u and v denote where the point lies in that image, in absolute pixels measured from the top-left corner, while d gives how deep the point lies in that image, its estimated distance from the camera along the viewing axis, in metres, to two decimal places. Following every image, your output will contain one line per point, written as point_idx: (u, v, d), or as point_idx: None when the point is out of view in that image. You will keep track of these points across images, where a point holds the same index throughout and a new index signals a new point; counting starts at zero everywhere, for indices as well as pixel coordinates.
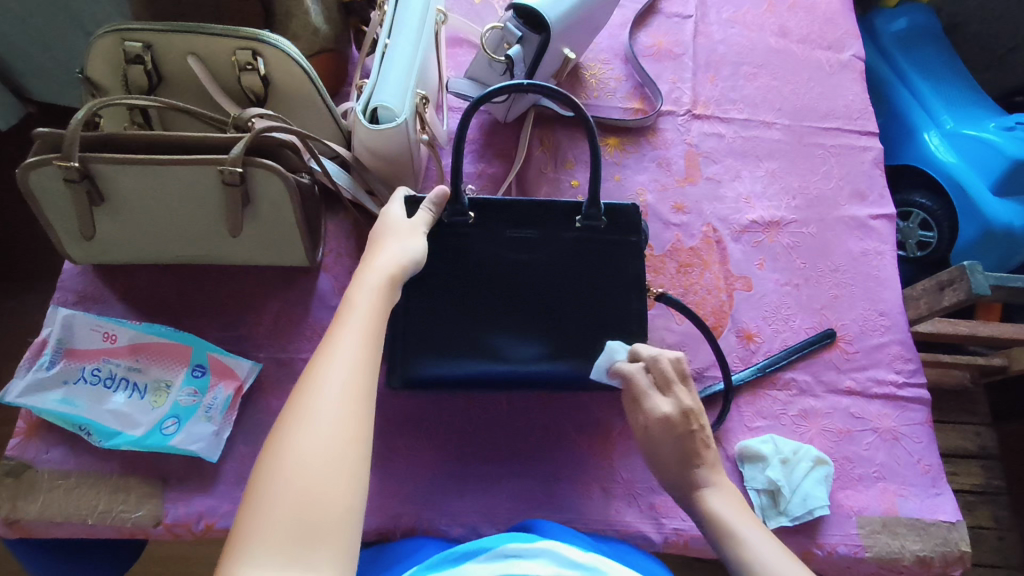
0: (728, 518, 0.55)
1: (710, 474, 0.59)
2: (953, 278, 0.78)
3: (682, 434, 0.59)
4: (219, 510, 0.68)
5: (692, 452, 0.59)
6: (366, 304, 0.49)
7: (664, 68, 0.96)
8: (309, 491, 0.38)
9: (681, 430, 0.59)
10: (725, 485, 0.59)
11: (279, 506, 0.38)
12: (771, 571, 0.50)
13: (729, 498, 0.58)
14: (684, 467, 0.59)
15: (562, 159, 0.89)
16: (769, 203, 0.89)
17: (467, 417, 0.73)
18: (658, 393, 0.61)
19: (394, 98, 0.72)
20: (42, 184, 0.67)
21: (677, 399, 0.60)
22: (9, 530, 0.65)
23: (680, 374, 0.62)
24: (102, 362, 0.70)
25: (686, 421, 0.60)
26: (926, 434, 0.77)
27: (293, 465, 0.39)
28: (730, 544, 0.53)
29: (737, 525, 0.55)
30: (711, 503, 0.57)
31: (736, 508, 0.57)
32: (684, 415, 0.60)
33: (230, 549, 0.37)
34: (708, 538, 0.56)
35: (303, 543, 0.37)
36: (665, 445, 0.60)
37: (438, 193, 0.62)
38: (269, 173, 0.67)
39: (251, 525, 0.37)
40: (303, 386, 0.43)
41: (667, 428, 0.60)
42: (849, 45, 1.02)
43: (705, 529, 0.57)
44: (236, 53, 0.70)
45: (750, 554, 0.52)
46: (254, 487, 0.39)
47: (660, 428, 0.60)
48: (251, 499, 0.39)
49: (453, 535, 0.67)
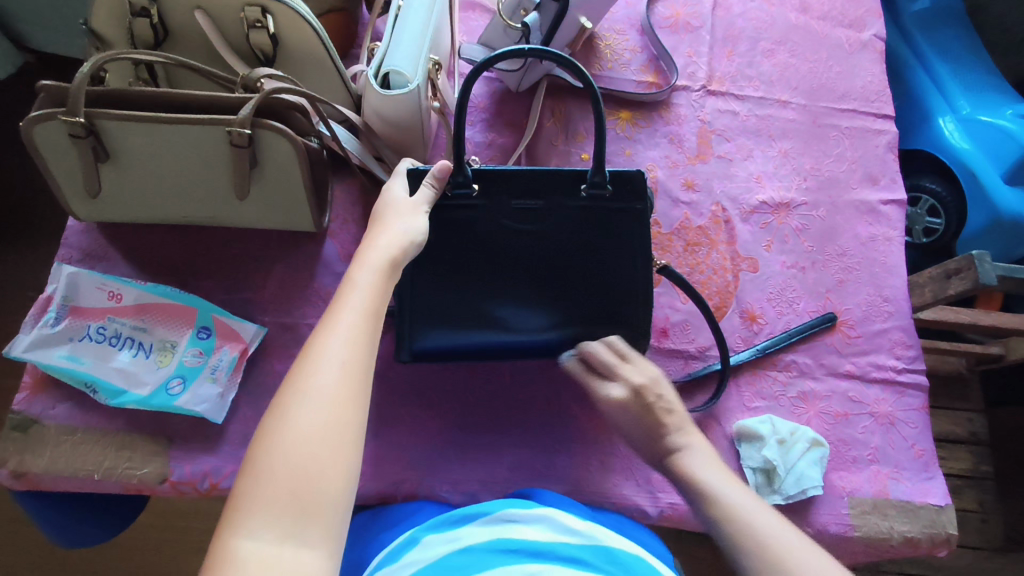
0: (710, 480, 0.50)
1: (685, 435, 0.55)
2: (961, 266, 0.78)
3: (641, 410, 0.57)
4: (224, 470, 0.69)
5: (653, 424, 0.56)
6: (367, 284, 0.48)
7: (681, 41, 0.94)
8: (305, 470, 0.39)
9: (641, 407, 0.57)
10: (699, 443, 0.54)
11: (275, 483, 0.38)
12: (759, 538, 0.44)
13: (703, 456, 0.52)
14: (653, 439, 0.56)
15: (573, 131, 0.87)
16: (779, 184, 0.88)
17: (471, 388, 0.74)
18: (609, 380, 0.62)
19: (406, 63, 0.70)
20: (46, 139, 0.66)
21: (627, 379, 0.60)
22: (17, 481, 0.66)
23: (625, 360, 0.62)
24: (108, 321, 0.70)
25: (640, 397, 0.58)
26: (922, 419, 0.78)
27: (290, 443, 0.39)
28: (713, 513, 0.47)
29: (722, 491, 0.48)
30: (684, 463, 0.53)
31: (715, 470, 0.51)
32: (636, 393, 0.58)
33: (225, 521, 0.37)
34: (691, 503, 0.50)
35: (298, 521, 0.37)
36: (632, 427, 0.58)
37: (441, 168, 0.61)
38: (277, 135, 0.66)
39: (246, 498, 0.38)
40: (301, 364, 0.43)
41: (626, 408, 0.58)
42: (871, 23, 0.99)
43: (681, 489, 0.52)
44: (245, 9, 0.68)
45: (725, 508, 0.47)
46: (249, 460, 0.39)
47: (620, 412, 0.59)
48: (246, 472, 0.39)
49: (452, 502, 0.68)
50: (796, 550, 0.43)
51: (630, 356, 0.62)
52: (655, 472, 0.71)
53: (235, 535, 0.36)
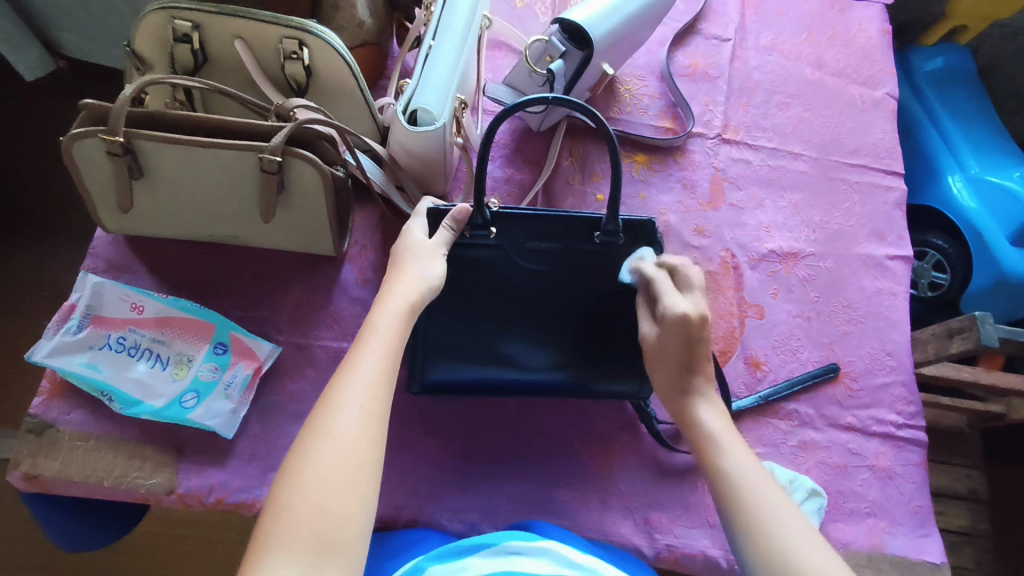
0: (714, 431, 0.58)
1: (707, 386, 0.62)
2: (964, 326, 0.80)
3: (693, 336, 0.60)
4: (230, 485, 0.70)
5: (694, 360, 0.61)
6: (387, 329, 0.54)
7: (699, 89, 0.97)
8: (325, 509, 0.43)
9: (690, 332, 0.60)
10: (715, 400, 0.61)
11: (299, 520, 0.43)
12: (758, 497, 0.52)
13: (718, 413, 0.60)
14: (684, 373, 0.61)
15: (590, 171, 0.90)
16: (788, 234, 0.90)
17: (476, 418, 0.75)
18: (674, 292, 0.61)
19: (435, 102, 0.74)
20: (85, 154, 0.68)
21: (695, 303, 0.60)
22: (28, 484, 0.68)
23: (700, 288, 0.62)
24: (128, 331, 0.72)
25: (700, 325, 0.59)
26: (920, 475, 0.79)
27: (313, 481, 0.44)
28: (715, 467, 0.56)
29: (729, 452, 0.56)
30: (703, 414, 0.60)
31: (725, 430, 0.58)
32: (701, 318, 0.59)
33: (251, 554, 0.42)
34: (691, 441, 0.59)
35: (318, 556, 0.42)
36: (671, 348, 0.61)
37: (460, 211, 0.64)
38: (306, 164, 0.68)
39: (272, 533, 0.42)
40: (323, 407, 0.48)
41: (679, 325, 0.59)
42: (884, 82, 1.02)
43: (689, 429, 0.60)
44: (283, 42, 0.71)
45: (727, 456, 0.56)
46: (275, 497, 0.44)
47: (673, 325, 0.60)
48: (272, 509, 0.44)
49: (452, 530, 0.69)
50: (778, 513, 0.51)
51: (695, 285, 0.62)
52: (653, 512, 0.72)
53: (261, 566, 0.41)
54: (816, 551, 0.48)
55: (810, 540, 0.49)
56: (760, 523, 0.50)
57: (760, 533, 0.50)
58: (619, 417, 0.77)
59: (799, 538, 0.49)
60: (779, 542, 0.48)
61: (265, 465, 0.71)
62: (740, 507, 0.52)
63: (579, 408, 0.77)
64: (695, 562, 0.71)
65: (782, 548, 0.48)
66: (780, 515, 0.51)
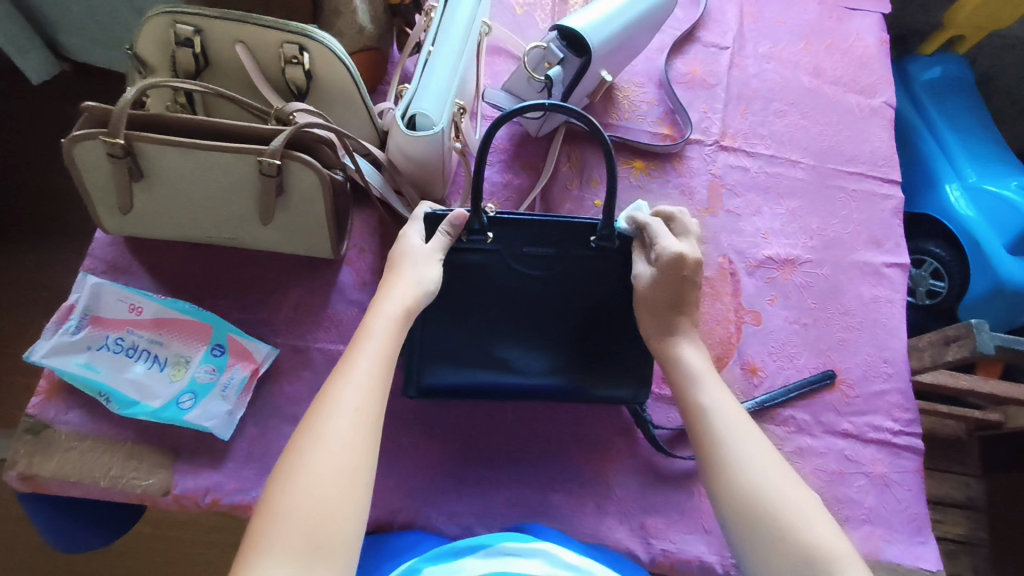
0: (695, 369, 0.62)
1: (690, 328, 0.65)
2: (960, 334, 0.80)
3: (685, 276, 0.63)
4: (226, 487, 0.70)
5: (683, 302, 0.65)
6: (382, 334, 0.55)
7: (697, 96, 0.98)
8: (318, 513, 0.44)
9: (684, 272, 0.63)
10: (697, 341, 0.65)
11: (292, 524, 0.43)
12: (734, 432, 0.56)
13: (699, 352, 0.64)
14: (671, 310, 0.65)
15: (588, 177, 0.90)
16: (786, 241, 0.90)
17: (473, 422, 0.75)
18: (669, 236, 0.65)
19: (434, 106, 0.74)
20: (86, 156, 0.69)
21: (689, 247, 0.65)
22: (23, 484, 0.68)
23: (694, 235, 0.67)
24: (126, 332, 0.73)
25: (694, 267, 0.64)
26: (917, 483, 0.79)
27: (307, 485, 0.44)
28: (695, 400, 0.60)
29: (708, 388, 0.60)
30: (685, 354, 0.64)
31: (705, 369, 0.63)
32: (696, 262, 0.64)
33: (245, 557, 0.42)
34: (672, 376, 0.63)
35: (310, 559, 0.42)
36: (663, 288, 0.64)
37: (458, 215, 0.64)
38: (305, 167, 0.69)
39: (265, 537, 0.42)
40: (318, 411, 0.49)
41: (674, 265, 0.63)
42: (882, 91, 1.02)
43: (670, 366, 0.63)
44: (283, 46, 0.71)
45: (706, 392, 0.60)
46: (268, 501, 0.44)
47: (668, 264, 0.63)
48: (266, 513, 0.44)
49: (448, 534, 0.69)
50: (750, 448, 0.55)
51: (687, 232, 0.67)
52: (649, 518, 0.72)
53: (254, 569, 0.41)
54: (783, 480, 0.53)
55: (777, 469, 0.53)
56: (735, 454, 0.55)
57: (733, 463, 0.54)
58: (615, 421, 0.77)
59: (768, 467, 0.53)
60: (749, 470, 0.53)
61: (261, 467, 0.71)
62: (717, 442, 0.56)
63: (575, 412, 0.77)
64: (690, 569, 0.71)
65: (750, 475, 0.53)
66: (753, 446, 0.55)
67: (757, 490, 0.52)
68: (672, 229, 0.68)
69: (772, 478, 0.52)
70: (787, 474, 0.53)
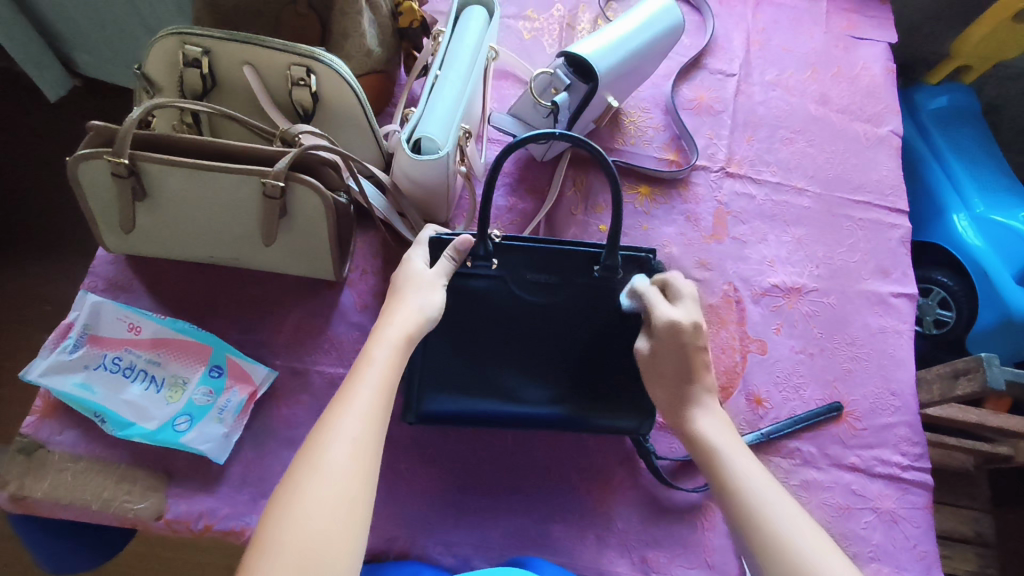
0: (715, 441, 0.59)
1: (705, 394, 0.62)
2: (970, 367, 0.79)
3: (687, 344, 0.60)
4: (219, 512, 0.68)
5: (692, 368, 0.61)
6: (383, 360, 0.54)
7: (703, 122, 0.98)
8: (312, 546, 0.42)
9: (683, 340, 0.60)
10: (714, 407, 0.61)
11: (285, 557, 0.41)
12: (769, 507, 0.53)
13: (718, 420, 0.60)
14: (681, 381, 0.62)
15: (592, 202, 0.90)
16: (792, 269, 0.90)
17: (472, 450, 0.74)
18: (666, 304, 0.62)
19: (440, 131, 0.74)
20: (90, 174, 0.69)
21: (686, 312, 0.62)
22: (13, 505, 0.66)
23: (691, 297, 0.63)
24: (124, 352, 0.72)
25: (694, 333, 0.60)
26: (926, 519, 0.77)
27: (301, 518, 0.43)
28: (722, 478, 0.56)
29: (735, 465, 0.56)
30: (702, 425, 0.60)
31: (727, 438, 0.59)
32: (694, 326, 0.60)
33: None
34: (695, 454, 0.60)
35: None
36: (668, 359, 0.62)
37: (463, 241, 0.64)
38: (309, 189, 0.69)
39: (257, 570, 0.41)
40: (315, 439, 0.48)
41: (672, 333, 0.60)
42: (888, 120, 1.02)
43: (691, 442, 0.60)
44: (291, 68, 0.71)
45: (731, 468, 0.56)
46: (261, 533, 0.43)
47: (666, 333, 0.61)
48: (257, 546, 0.42)
49: (444, 565, 0.68)
50: (789, 523, 0.51)
51: (689, 294, 0.63)
52: (650, 551, 0.70)
53: None
54: (832, 558, 0.49)
55: (828, 551, 0.49)
56: (778, 536, 0.51)
57: (778, 548, 0.50)
58: (617, 451, 0.76)
59: (814, 548, 0.49)
60: (798, 550, 0.49)
61: (255, 492, 0.70)
62: (754, 524, 0.52)
63: (577, 441, 0.76)
64: None
65: (800, 560, 0.49)
66: (791, 522, 0.52)
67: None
68: (668, 294, 0.64)
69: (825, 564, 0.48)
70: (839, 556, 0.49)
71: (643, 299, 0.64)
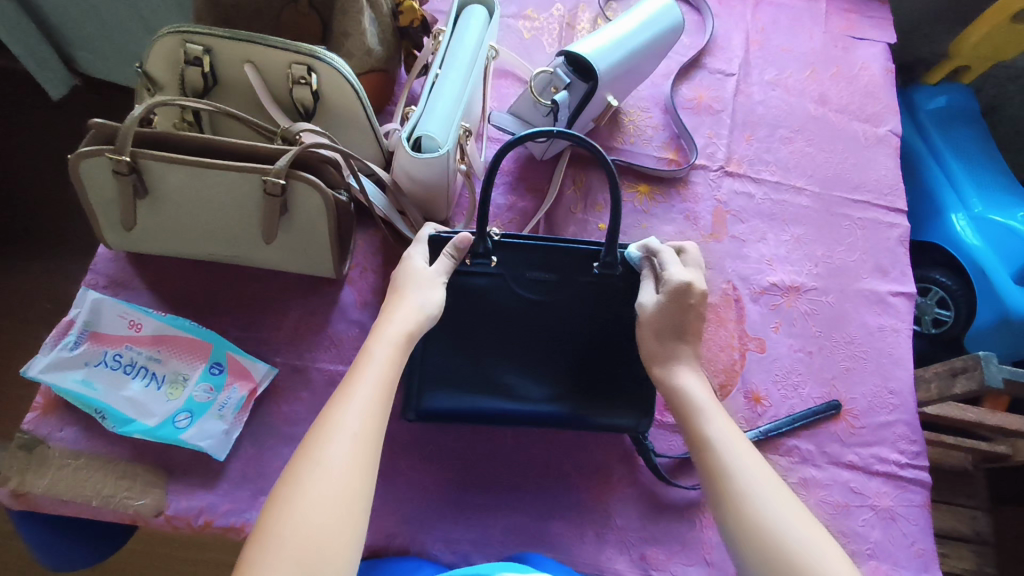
0: (697, 397, 0.60)
1: (690, 354, 0.64)
2: (967, 366, 0.79)
3: (691, 304, 0.63)
4: (219, 508, 0.69)
5: (686, 326, 0.63)
6: (383, 358, 0.54)
7: (702, 122, 0.98)
8: (312, 541, 0.43)
9: (688, 301, 0.63)
10: (697, 370, 0.63)
11: (285, 551, 0.42)
12: (739, 461, 0.55)
13: (700, 380, 0.62)
14: (672, 337, 0.64)
15: (591, 201, 0.90)
16: (791, 268, 0.90)
17: (472, 447, 0.74)
18: (677, 264, 0.64)
19: (440, 129, 0.74)
20: (92, 172, 0.69)
21: (693, 275, 0.64)
22: (14, 501, 0.66)
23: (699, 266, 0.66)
24: (124, 349, 0.72)
25: (698, 296, 0.63)
26: (924, 517, 0.77)
27: (301, 513, 0.43)
28: (699, 430, 0.58)
29: (712, 420, 0.58)
30: (685, 382, 0.62)
31: (707, 397, 0.60)
32: (701, 293, 0.63)
33: None
34: (673, 407, 0.61)
35: None
36: (665, 316, 0.63)
37: (462, 239, 0.64)
38: (309, 187, 0.69)
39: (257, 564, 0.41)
40: (315, 435, 0.48)
41: (681, 293, 0.62)
42: (887, 120, 1.02)
43: (671, 395, 0.61)
44: (292, 67, 0.72)
45: (710, 423, 0.58)
46: (262, 527, 0.43)
47: (671, 293, 0.62)
48: (258, 540, 0.43)
49: (444, 561, 0.68)
50: (756, 477, 0.53)
51: (695, 263, 0.67)
52: (649, 548, 0.71)
53: None
54: (793, 512, 0.51)
55: (788, 505, 0.51)
56: (744, 488, 0.53)
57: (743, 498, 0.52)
58: (616, 448, 0.76)
59: (776, 502, 0.51)
60: (762, 502, 0.51)
61: (255, 488, 0.70)
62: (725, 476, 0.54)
63: (577, 438, 0.76)
64: None
65: (762, 511, 0.51)
66: (758, 477, 0.53)
67: (771, 530, 0.50)
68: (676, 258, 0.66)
69: (784, 517, 0.50)
70: (799, 512, 0.51)
71: (651, 258, 0.66)
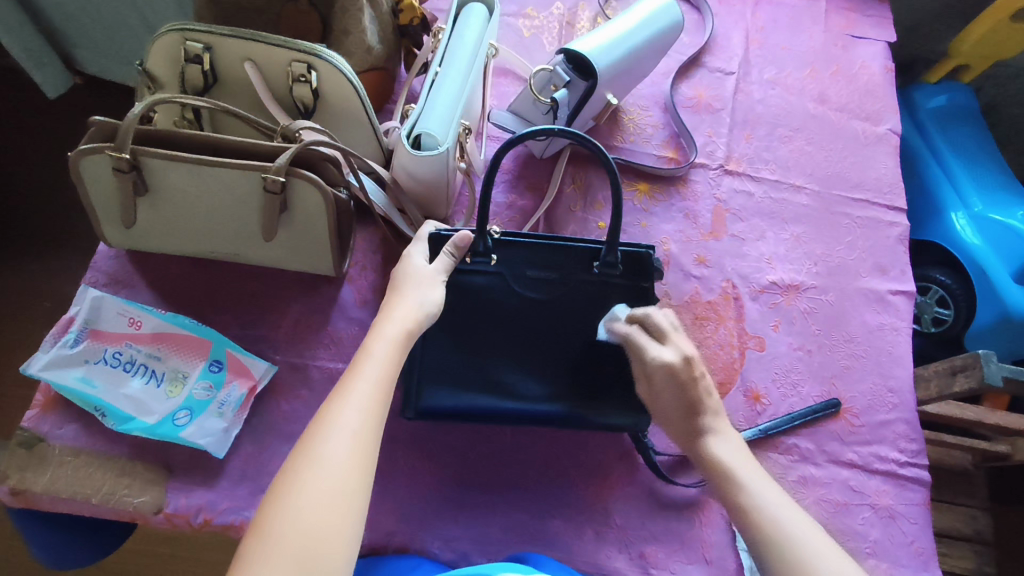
0: (730, 467, 0.57)
1: (716, 420, 0.60)
2: (967, 364, 0.79)
3: (683, 380, 0.59)
4: (219, 506, 0.69)
5: (693, 399, 0.60)
6: (382, 355, 0.54)
7: (702, 121, 0.98)
8: (310, 538, 0.43)
9: (682, 377, 0.59)
10: (727, 430, 0.60)
11: (283, 549, 0.42)
12: (793, 535, 0.51)
13: (731, 443, 0.59)
14: (685, 414, 0.60)
15: (591, 199, 0.90)
16: (790, 266, 0.90)
17: (471, 446, 0.74)
18: (654, 344, 0.61)
19: (439, 127, 0.74)
20: (92, 169, 0.69)
21: (676, 348, 0.60)
22: (13, 499, 0.66)
23: (673, 332, 0.61)
24: (124, 346, 0.72)
25: (688, 368, 0.59)
26: (923, 516, 0.77)
27: (299, 511, 0.43)
28: (741, 506, 0.54)
29: (752, 489, 0.55)
30: (715, 450, 0.58)
31: (742, 463, 0.57)
32: (686, 362, 0.59)
33: None
34: (711, 483, 0.58)
35: None
36: (667, 394, 0.61)
37: (463, 237, 0.64)
38: (309, 185, 0.69)
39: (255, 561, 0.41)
40: (314, 432, 0.48)
41: (669, 373, 0.59)
42: (887, 118, 1.02)
43: (706, 473, 0.58)
44: (292, 65, 0.72)
45: (749, 494, 0.54)
46: (260, 523, 0.43)
47: (661, 373, 0.60)
48: (255, 537, 0.43)
49: (443, 559, 0.68)
50: (813, 546, 0.50)
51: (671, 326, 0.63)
52: (648, 546, 0.71)
53: None
54: None
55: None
56: (808, 566, 0.48)
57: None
58: (616, 447, 0.76)
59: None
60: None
61: (255, 486, 0.70)
62: (779, 553, 0.50)
63: (576, 436, 0.76)
64: None
65: None
66: (817, 549, 0.50)
67: None
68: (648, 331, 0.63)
69: None
70: None
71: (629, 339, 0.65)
